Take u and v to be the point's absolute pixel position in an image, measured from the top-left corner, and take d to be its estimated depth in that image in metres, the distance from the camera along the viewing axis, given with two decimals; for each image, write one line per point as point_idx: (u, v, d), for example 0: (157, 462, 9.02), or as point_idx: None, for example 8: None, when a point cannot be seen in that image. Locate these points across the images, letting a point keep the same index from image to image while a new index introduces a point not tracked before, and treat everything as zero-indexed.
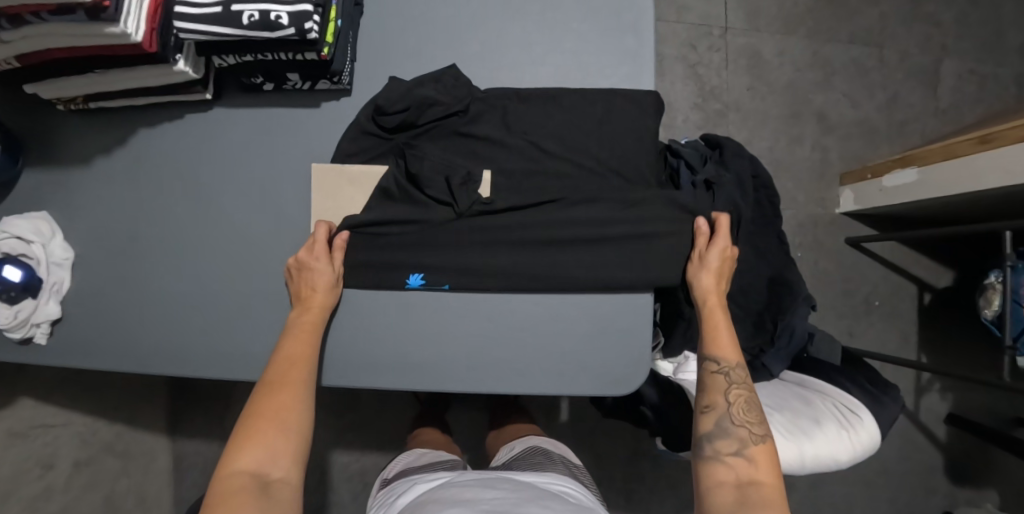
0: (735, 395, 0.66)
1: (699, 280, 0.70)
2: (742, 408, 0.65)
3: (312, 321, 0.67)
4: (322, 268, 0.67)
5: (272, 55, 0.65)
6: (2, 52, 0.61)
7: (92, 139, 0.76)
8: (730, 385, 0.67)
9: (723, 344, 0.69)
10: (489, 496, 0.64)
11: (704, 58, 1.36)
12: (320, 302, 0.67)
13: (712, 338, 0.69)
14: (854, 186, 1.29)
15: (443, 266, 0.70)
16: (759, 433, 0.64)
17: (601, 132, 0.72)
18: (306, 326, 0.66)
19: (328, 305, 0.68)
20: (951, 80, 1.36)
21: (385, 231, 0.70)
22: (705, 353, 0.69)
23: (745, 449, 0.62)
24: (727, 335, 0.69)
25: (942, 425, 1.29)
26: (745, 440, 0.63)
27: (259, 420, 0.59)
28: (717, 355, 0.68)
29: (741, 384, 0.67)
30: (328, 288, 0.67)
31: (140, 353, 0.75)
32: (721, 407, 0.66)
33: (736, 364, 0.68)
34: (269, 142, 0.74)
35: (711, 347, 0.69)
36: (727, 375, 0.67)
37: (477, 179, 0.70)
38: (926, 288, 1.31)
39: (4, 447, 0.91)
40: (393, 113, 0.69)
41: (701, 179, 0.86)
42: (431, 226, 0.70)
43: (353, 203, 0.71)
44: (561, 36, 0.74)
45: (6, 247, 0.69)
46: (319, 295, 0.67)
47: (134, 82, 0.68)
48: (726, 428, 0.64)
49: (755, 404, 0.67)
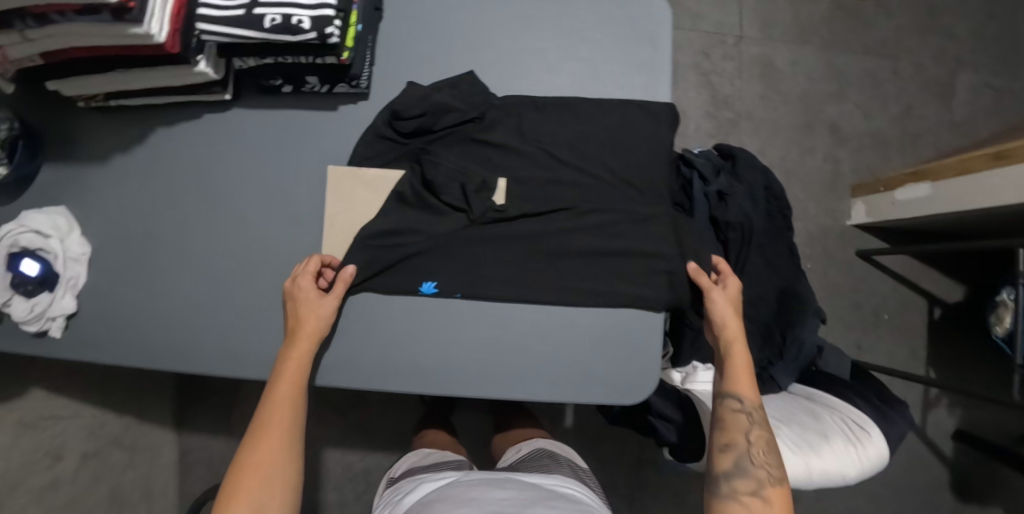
0: (757, 435, 0.66)
1: (722, 316, 0.70)
2: (762, 449, 0.65)
3: (301, 357, 0.66)
4: (311, 300, 0.67)
5: (292, 58, 0.66)
6: (27, 50, 0.62)
7: (111, 136, 0.77)
8: (752, 424, 0.66)
9: (743, 381, 0.68)
10: (497, 497, 0.65)
11: (717, 66, 1.36)
12: (311, 333, 0.67)
13: (733, 375, 0.68)
14: (866, 199, 1.28)
15: (456, 271, 0.70)
16: (777, 474, 0.64)
17: (615, 140, 0.72)
18: (294, 364, 0.65)
19: (318, 335, 0.67)
20: (966, 94, 1.35)
21: (398, 235, 0.70)
22: (724, 389, 0.68)
23: (764, 491, 0.62)
24: (750, 374, 0.68)
25: (949, 441, 1.28)
26: (762, 481, 0.63)
27: (246, 473, 0.60)
28: (739, 393, 0.67)
29: (763, 424, 0.66)
30: (322, 316, 0.67)
31: (152, 351, 0.76)
32: (740, 446, 0.66)
33: (758, 405, 0.67)
34: (286, 144, 0.75)
35: (732, 384, 0.68)
36: (748, 414, 0.67)
37: (491, 185, 0.71)
38: (936, 303, 1.30)
39: (14, 439, 0.92)
40: (410, 118, 0.70)
41: (713, 190, 0.87)
42: (444, 231, 0.70)
43: (367, 207, 0.71)
44: (577, 44, 0.74)
45: (24, 240, 0.71)
46: (309, 325, 0.67)
47: (155, 81, 0.69)
48: (745, 468, 0.64)
49: (775, 444, 0.66)
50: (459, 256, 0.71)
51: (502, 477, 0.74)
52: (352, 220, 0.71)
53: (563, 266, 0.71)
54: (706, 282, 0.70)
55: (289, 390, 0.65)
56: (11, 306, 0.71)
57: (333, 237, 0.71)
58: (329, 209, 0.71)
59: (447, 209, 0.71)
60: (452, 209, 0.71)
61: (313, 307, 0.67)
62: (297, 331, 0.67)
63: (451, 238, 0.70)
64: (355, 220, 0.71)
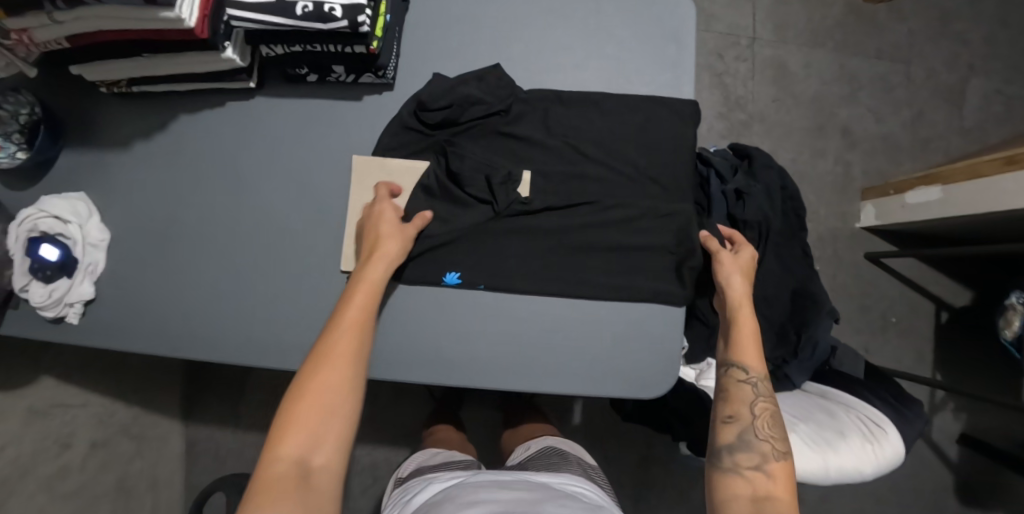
0: (762, 408, 0.65)
1: (732, 283, 0.70)
2: (767, 423, 0.64)
3: (374, 280, 0.64)
4: (391, 223, 0.67)
5: (321, 47, 0.65)
6: (55, 33, 0.61)
7: (132, 123, 0.77)
8: (757, 397, 0.65)
9: (751, 351, 0.67)
10: (505, 496, 0.65)
11: (731, 68, 1.36)
12: (387, 255, 0.65)
13: (739, 344, 0.68)
14: (876, 202, 1.29)
15: (480, 264, 0.71)
16: (782, 449, 0.62)
17: (640, 137, 0.73)
18: (366, 287, 0.63)
19: (394, 258, 0.66)
20: (977, 100, 1.35)
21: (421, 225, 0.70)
22: (730, 360, 0.67)
23: (767, 465, 0.61)
24: (756, 345, 0.67)
25: (954, 444, 1.29)
26: (767, 455, 0.62)
27: (305, 397, 0.56)
28: (744, 364, 0.66)
29: (767, 397, 0.66)
30: (398, 245, 0.66)
31: (171, 338, 0.75)
32: (745, 417, 0.65)
33: (763, 376, 0.66)
34: (311, 134, 0.75)
35: (740, 354, 0.67)
36: (752, 383, 0.66)
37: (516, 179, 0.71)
38: (944, 307, 1.31)
39: (23, 426, 0.92)
40: (436, 109, 0.70)
41: (730, 189, 0.87)
42: (466, 223, 0.70)
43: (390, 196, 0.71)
44: (603, 41, 0.74)
45: (44, 225, 0.71)
46: (386, 248, 0.65)
47: (180, 67, 0.69)
48: (749, 441, 0.63)
49: (779, 418, 0.65)
50: (483, 248, 0.71)
51: (510, 478, 0.74)
52: None
53: (586, 260, 0.72)
54: (717, 250, 0.72)
55: (359, 314, 0.62)
56: (29, 291, 0.71)
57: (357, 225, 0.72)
58: (353, 198, 0.72)
59: (471, 200, 0.71)
60: (476, 201, 0.71)
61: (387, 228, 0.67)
62: (370, 256, 0.65)
63: (475, 230, 0.71)
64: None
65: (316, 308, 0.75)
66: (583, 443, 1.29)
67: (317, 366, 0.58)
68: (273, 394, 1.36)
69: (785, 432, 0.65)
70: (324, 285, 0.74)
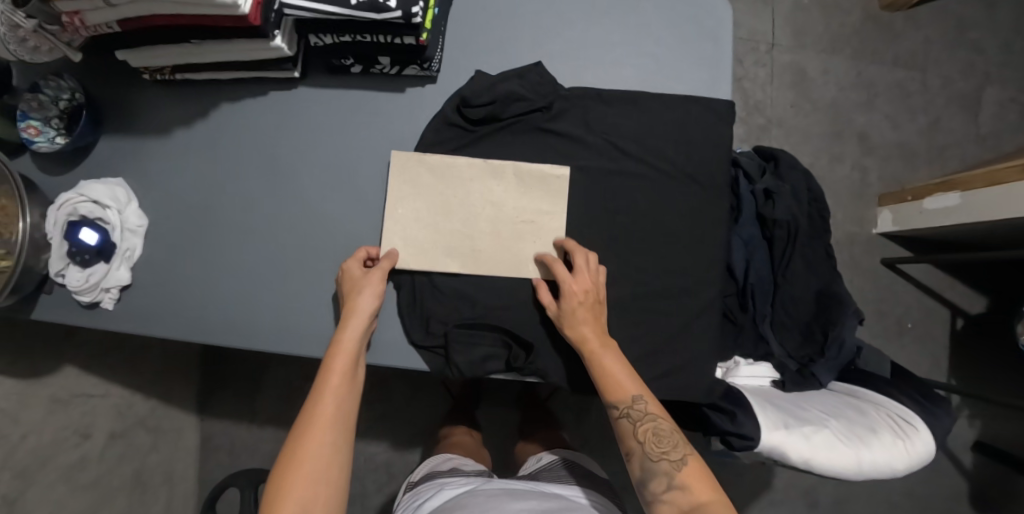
0: (644, 432, 0.64)
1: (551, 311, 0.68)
2: (654, 442, 0.63)
3: (350, 344, 0.66)
4: (357, 280, 0.69)
5: (370, 37, 0.66)
6: (107, 16, 0.61)
7: (172, 110, 0.77)
8: (635, 424, 0.64)
9: (607, 381, 0.65)
10: (515, 507, 0.67)
11: (750, 72, 1.38)
12: (358, 315, 0.67)
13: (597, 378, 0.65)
14: (893, 208, 1.30)
15: (520, 259, 0.71)
16: (678, 458, 0.62)
17: (678, 135, 0.73)
18: (344, 352, 0.65)
19: (365, 318, 0.67)
20: (992, 108, 1.37)
21: (463, 221, 0.71)
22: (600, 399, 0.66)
23: (676, 479, 0.60)
24: (609, 370, 0.65)
25: (969, 452, 1.28)
26: (670, 473, 0.61)
27: (292, 464, 0.60)
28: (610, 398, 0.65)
29: (645, 417, 0.64)
30: (369, 300, 0.67)
31: (207, 325, 0.75)
32: (637, 450, 0.64)
33: (633, 399, 0.64)
34: (355, 124, 0.76)
35: (603, 391, 0.65)
36: (628, 414, 0.64)
37: (554, 176, 0.72)
38: (959, 313, 1.32)
39: (45, 414, 0.92)
40: (479, 105, 0.71)
41: (760, 189, 0.88)
42: (506, 218, 0.71)
43: (431, 190, 0.71)
44: (642, 39, 0.75)
45: (84, 210, 0.72)
46: (358, 306, 0.67)
47: (227, 55, 0.69)
48: (651, 470, 0.62)
49: (665, 430, 0.63)
50: (521, 246, 0.72)
51: (522, 487, 0.77)
52: (414, 205, 0.72)
53: (624, 255, 0.73)
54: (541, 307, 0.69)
55: (340, 377, 0.65)
56: (67, 275, 0.72)
57: (398, 220, 0.71)
58: (393, 193, 0.72)
59: (511, 196, 0.72)
60: (516, 196, 0.71)
61: (356, 286, 0.68)
62: (346, 317, 0.67)
63: (511, 225, 0.72)
64: (422, 205, 0.71)
65: None
66: (601, 443, 1.29)
67: (301, 432, 0.61)
68: (289, 389, 1.35)
69: (673, 436, 0.63)
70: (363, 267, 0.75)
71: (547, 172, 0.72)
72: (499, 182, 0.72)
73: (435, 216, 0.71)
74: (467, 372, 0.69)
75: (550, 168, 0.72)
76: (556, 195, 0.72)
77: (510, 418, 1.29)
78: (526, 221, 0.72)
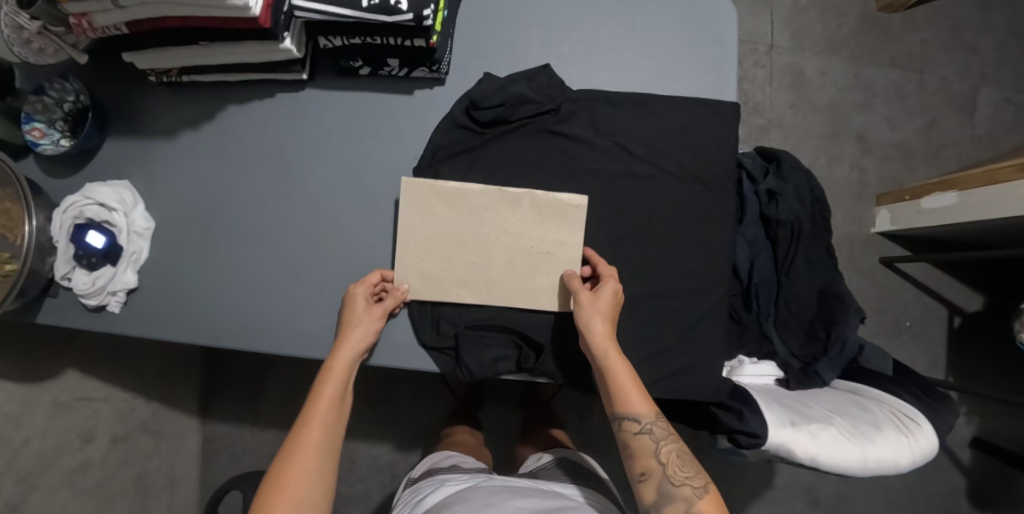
0: (667, 453, 0.64)
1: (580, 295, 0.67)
2: (677, 466, 0.64)
3: (342, 371, 0.67)
4: (359, 308, 0.69)
5: (380, 40, 0.66)
6: (116, 18, 0.61)
7: (179, 112, 0.77)
8: (656, 445, 0.64)
9: (634, 401, 0.64)
10: (515, 505, 0.67)
11: (750, 73, 1.39)
12: (352, 345, 0.67)
13: (623, 396, 0.64)
14: (891, 207, 1.31)
15: (534, 291, 0.71)
16: (699, 484, 0.63)
17: (685, 138, 0.74)
18: (336, 379, 0.66)
19: (358, 347, 0.68)
20: (987, 108, 1.39)
21: (476, 251, 0.71)
22: (620, 414, 0.64)
23: (695, 506, 0.61)
24: (635, 389, 0.64)
25: (967, 449, 1.30)
26: (690, 499, 0.61)
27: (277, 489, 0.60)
28: (636, 415, 0.64)
29: (665, 437, 0.65)
30: (363, 329, 0.68)
31: (216, 328, 0.75)
32: (656, 470, 0.64)
33: (655, 419, 0.64)
34: (360, 127, 0.76)
35: (625, 408, 0.64)
36: (650, 433, 0.64)
37: (573, 206, 0.70)
38: (956, 312, 1.33)
39: (48, 419, 0.92)
40: (488, 108, 0.71)
41: (763, 190, 0.89)
42: (522, 248, 0.71)
43: (445, 223, 0.70)
44: (649, 42, 0.76)
45: (90, 213, 0.71)
46: (352, 335, 0.68)
47: (235, 57, 0.69)
48: (669, 494, 0.62)
49: (687, 454, 0.65)
50: (536, 277, 0.71)
51: (522, 485, 0.77)
52: (429, 236, 0.71)
53: (632, 257, 0.74)
54: (571, 285, 0.68)
55: (330, 402, 0.65)
56: (73, 279, 0.71)
57: (410, 248, 0.70)
58: (404, 223, 0.70)
59: (526, 226, 0.71)
60: (532, 227, 0.71)
61: (356, 315, 0.68)
62: (337, 345, 0.68)
63: (527, 255, 0.71)
64: (435, 236, 0.71)
65: None
66: (603, 443, 1.29)
67: (289, 456, 0.62)
68: (291, 391, 1.35)
69: (694, 462, 0.65)
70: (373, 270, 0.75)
71: (565, 202, 0.70)
72: (515, 211, 0.71)
73: (448, 247, 0.71)
74: (478, 372, 0.70)
75: (568, 196, 0.70)
76: (575, 225, 0.71)
77: (513, 419, 1.29)
78: (542, 251, 0.71)
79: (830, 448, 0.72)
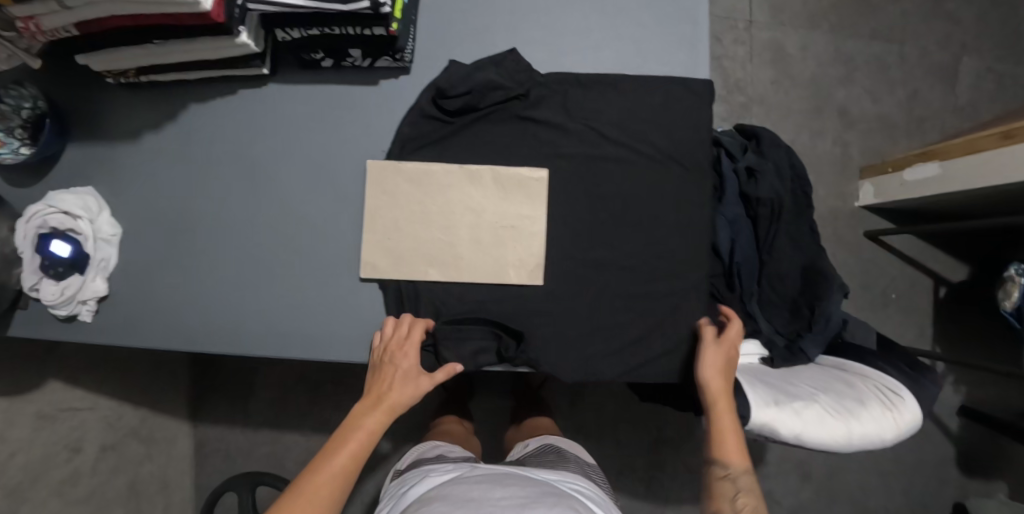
0: (743, 502, 0.65)
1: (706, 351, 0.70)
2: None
3: (369, 429, 0.64)
4: (405, 373, 0.67)
5: (339, 29, 0.64)
6: (63, 19, 0.59)
7: (140, 114, 0.75)
8: (737, 492, 0.66)
9: (732, 450, 0.66)
10: (497, 496, 0.66)
11: (729, 51, 1.38)
12: (388, 407, 0.65)
13: (721, 442, 0.67)
14: (875, 180, 1.31)
15: (501, 264, 0.70)
16: None
17: (659, 118, 0.73)
18: (361, 437, 0.63)
19: (393, 411, 0.66)
20: (969, 78, 1.38)
21: (442, 228, 0.70)
22: (713, 456, 0.67)
23: None
24: (735, 441, 0.67)
25: (955, 416, 1.31)
26: None
27: None
28: (727, 461, 0.67)
29: (748, 487, 0.66)
30: (405, 394, 0.66)
31: (191, 332, 0.74)
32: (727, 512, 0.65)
33: (744, 470, 0.67)
34: (327, 120, 0.74)
35: (719, 452, 0.67)
36: (734, 479, 0.66)
37: (533, 179, 0.70)
38: (941, 282, 1.34)
39: (33, 431, 0.91)
40: (455, 96, 0.69)
41: (742, 167, 0.88)
42: (487, 223, 0.70)
43: (410, 200, 0.70)
44: (619, 22, 0.74)
45: (54, 221, 0.69)
46: (393, 397, 0.66)
47: (192, 55, 0.67)
48: None
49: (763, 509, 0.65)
50: (503, 251, 0.70)
51: (505, 473, 0.76)
52: (394, 214, 0.70)
53: (611, 242, 0.73)
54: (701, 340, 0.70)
55: (347, 457, 0.62)
56: (41, 289, 0.69)
57: (378, 234, 0.70)
58: (369, 203, 0.70)
59: (490, 201, 0.70)
60: (495, 201, 0.70)
61: (397, 377, 0.67)
62: (374, 403, 0.66)
63: (493, 230, 0.70)
64: (399, 214, 0.70)
65: (342, 295, 0.73)
66: (595, 429, 1.29)
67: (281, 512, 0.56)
68: (281, 392, 1.33)
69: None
70: (354, 263, 0.74)
71: (525, 175, 0.70)
72: (478, 187, 0.70)
73: (413, 225, 0.70)
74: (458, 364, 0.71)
75: (528, 170, 0.70)
76: (536, 198, 0.70)
77: (503, 408, 1.29)
78: (507, 225, 0.70)
79: (823, 431, 0.73)
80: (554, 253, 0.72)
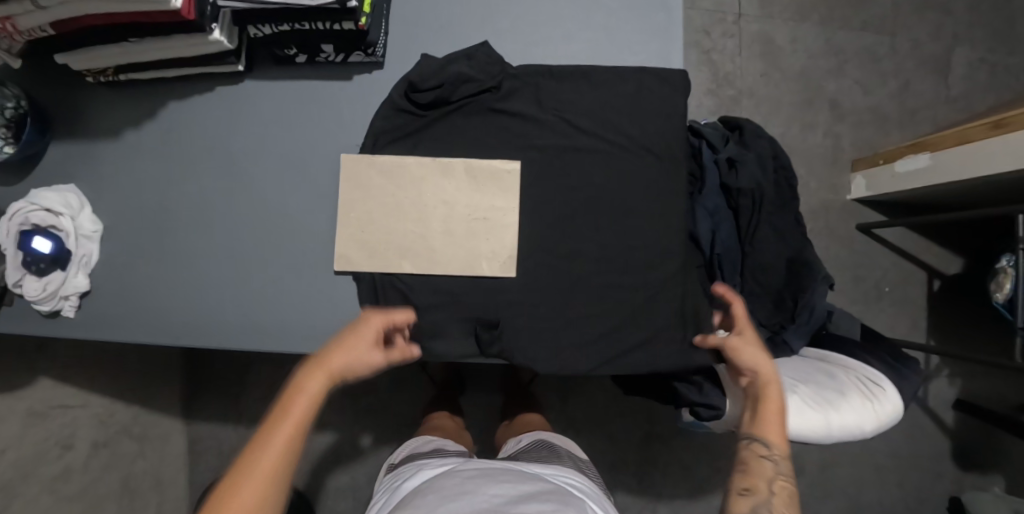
0: (780, 485, 0.62)
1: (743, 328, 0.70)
2: (784, 501, 0.61)
3: (315, 395, 0.57)
4: (361, 340, 0.62)
5: (309, 25, 0.64)
6: (38, 18, 0.60)
7: (121, 112, 0.77)
8: (776, 474, 0.62)
9: (776, 427, 0.63)
10: (488, 492, 0.66)
11: (718, 44, 1.37)
12: (332, 371, 0.59)
13: (765, 419, 0.64)
14: (866, 172, 1.30)
15: (474, 257, 0.71)
16: None
17: (632, 109, 0.73)
18: (307, 401, 0.56)
19: (337, 375, 0.59)
20: (962, 69, 1.36)
21: (416, 221, 0.70)
22: (754, 433, 0.64)
23: None
24: (779, 420, 0.64)
25: (951, 410, 1.30)
26: None
27: None
28: (767, 439, 0.63)
29: (786, 474, 0.63)
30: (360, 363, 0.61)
31: (171, 326, 0.75)
32: (762, 492, 0.61)
33: (783, 452, 0.64)
34: (303, 115, 0.75)
35: (763, 429, 0.64)
36: (774, 461, 0.63)
37: (505, 171, 0.71)
38: (936, 274, 1.32)
39: (23, 428, 0.92)
40: (427, 89, 0.70)
41: (723, 158, 0.86)
42: (459, 216, 0.70)
43: (383, 193, 0.70)
44: (592, 15, 0.75)
45: (36, 218, 0.70)
46: (338, 361, 0.59)
47: (167, 52, 0.68)
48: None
49: (796, 498, 0.62)
50: (476, 243, 0.71)
51: (499, 467, 0.76)
52: (367, 207, 0.70)
53: (585, 233, 0.73)
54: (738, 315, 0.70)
55: (292, 427, 0.54)
56: (24, 286, 0.70)
57: (352, 226, 0.70)
58: (343, 196, 0.70)
59: (463, 193, 0.70)
60: (468, 194, 0.70)
61: (354, 342, 0.62)
62: (319, 365, 0.58)
63: (466, 223, 0.70)
64: (372, 207, 0.70)
65: (318, 288, 0.74)
66: (585, 424, 1.29)
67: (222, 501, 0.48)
68: (273, 389, 1.35)
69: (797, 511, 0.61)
70: (328, 257, 0.74)
71: (497, 168, 0.70)
72: (451, 180, 0.70)
73: (386, 218, 0.70)
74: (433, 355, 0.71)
75: (500, 163, 0.71)
76: (509, 191, 0.71)
77: (493, 403, 1.30)
78: (479, 217, 0.70)
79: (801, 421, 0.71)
80: (528, 244, 0.73)
